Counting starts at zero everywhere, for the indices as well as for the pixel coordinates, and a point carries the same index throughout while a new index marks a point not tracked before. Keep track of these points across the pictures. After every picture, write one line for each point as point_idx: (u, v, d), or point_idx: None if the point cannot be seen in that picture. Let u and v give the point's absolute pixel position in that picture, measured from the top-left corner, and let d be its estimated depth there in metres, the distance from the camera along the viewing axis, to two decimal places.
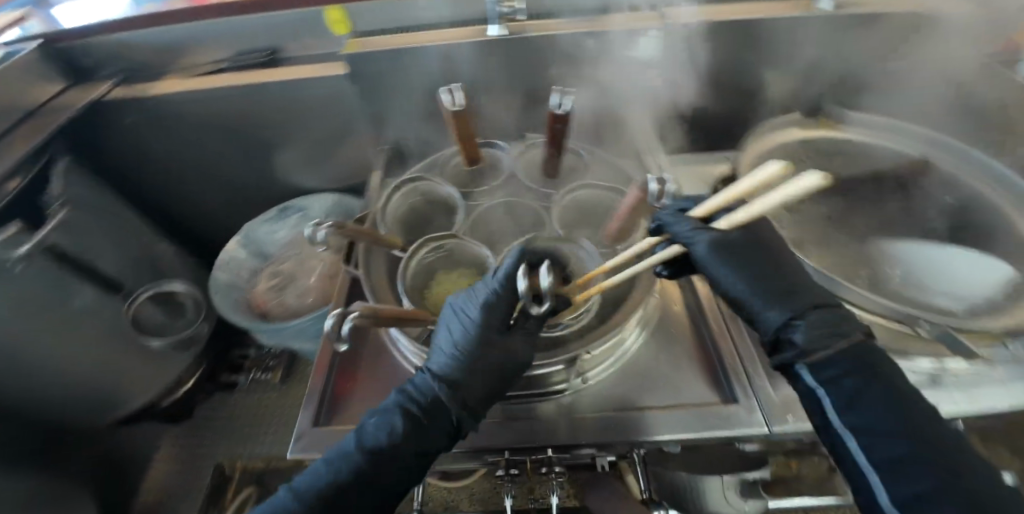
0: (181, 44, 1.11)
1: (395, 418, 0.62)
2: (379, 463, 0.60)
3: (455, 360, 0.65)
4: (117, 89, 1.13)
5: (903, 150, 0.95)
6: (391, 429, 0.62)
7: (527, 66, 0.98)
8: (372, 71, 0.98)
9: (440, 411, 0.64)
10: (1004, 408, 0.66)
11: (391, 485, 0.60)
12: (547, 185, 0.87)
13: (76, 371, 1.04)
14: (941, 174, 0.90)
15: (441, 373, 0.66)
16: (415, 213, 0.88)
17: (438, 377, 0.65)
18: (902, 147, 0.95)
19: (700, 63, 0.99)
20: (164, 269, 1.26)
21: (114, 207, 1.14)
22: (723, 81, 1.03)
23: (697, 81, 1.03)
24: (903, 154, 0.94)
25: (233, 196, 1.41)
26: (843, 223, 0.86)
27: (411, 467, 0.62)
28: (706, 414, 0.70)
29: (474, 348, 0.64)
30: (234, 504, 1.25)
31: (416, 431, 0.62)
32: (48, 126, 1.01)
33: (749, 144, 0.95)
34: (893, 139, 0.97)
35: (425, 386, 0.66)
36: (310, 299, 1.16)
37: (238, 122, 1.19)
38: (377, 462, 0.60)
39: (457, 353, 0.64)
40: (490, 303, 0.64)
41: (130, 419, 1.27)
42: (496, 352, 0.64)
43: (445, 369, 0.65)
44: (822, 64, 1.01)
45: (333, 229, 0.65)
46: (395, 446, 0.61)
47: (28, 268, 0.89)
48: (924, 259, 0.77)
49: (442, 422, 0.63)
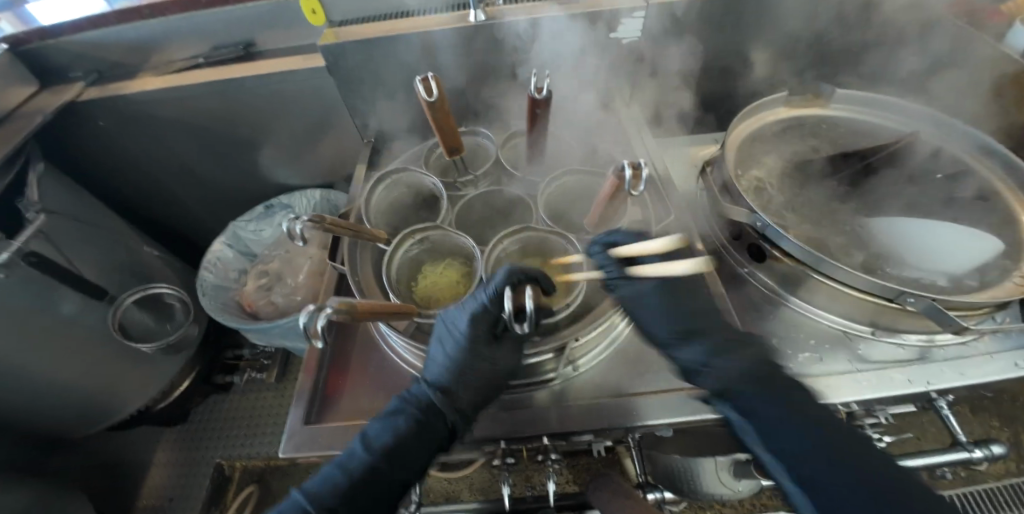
0: (153, 40, 1.08)
1: (399, 424, 0.61)
2: (386, 466, 0.59)
3: (453, 367, 0.63)
4: (90, 89, 1.09)
5: (896, 124, 0.92)
6: (395, 434, 0.61)
7: (509, 52, 0.95)
8: (349, 62, 0.95)
9: (438, 419, 0.63)
10: (989, 374, 0.69)
11: (396, 487, 0.60)
12: (532, 173, 0.85)
13: (66, 381, 1.05)
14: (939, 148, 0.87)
15: (438, 380, 0.65)
16: (399, 205, 0.85)
17: (435, 385, 0.64)
18: (893, 121, 0.92)
19: (689, 42, 0.96)
20: (152, 272, 1.24)
21: (95, 212, 1.12)
22: (713, 60, 1.00)
23: (686, 61, 0.99)
24: (899, 130, 0.91)
25: (219, 195, 1.39)
26: (839, 203, 0.84)
27: (418, 469, 0.61)
28: (699, 397, 0.69)
29: (472, 356, 0.62)
30: (236, 503, 1.29)
31: (419, 435, 0.61)
32: (20, 130, 0.98)
33: (738, 124, 0.92)
34: (880, 114, 0.93)
35: (422, 393, 0.65)
36: (299, 298, 1.14)
37: (217, 120, 1.16)
38: (382, 467, 0.59)
39: (454, 361, 0.63)
40: (479, 315, 0.61)
41: (124, 424, 1.26)
42: (488, 363, 0.63)
43: (443, 377, 0.64)
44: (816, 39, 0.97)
45: (313, 223, 0.60)
46: (400, 451, 0.60)
47: (8, 278, 0.87)
48: (914, 235, 0.76)
49: (440, 426, 0.63)
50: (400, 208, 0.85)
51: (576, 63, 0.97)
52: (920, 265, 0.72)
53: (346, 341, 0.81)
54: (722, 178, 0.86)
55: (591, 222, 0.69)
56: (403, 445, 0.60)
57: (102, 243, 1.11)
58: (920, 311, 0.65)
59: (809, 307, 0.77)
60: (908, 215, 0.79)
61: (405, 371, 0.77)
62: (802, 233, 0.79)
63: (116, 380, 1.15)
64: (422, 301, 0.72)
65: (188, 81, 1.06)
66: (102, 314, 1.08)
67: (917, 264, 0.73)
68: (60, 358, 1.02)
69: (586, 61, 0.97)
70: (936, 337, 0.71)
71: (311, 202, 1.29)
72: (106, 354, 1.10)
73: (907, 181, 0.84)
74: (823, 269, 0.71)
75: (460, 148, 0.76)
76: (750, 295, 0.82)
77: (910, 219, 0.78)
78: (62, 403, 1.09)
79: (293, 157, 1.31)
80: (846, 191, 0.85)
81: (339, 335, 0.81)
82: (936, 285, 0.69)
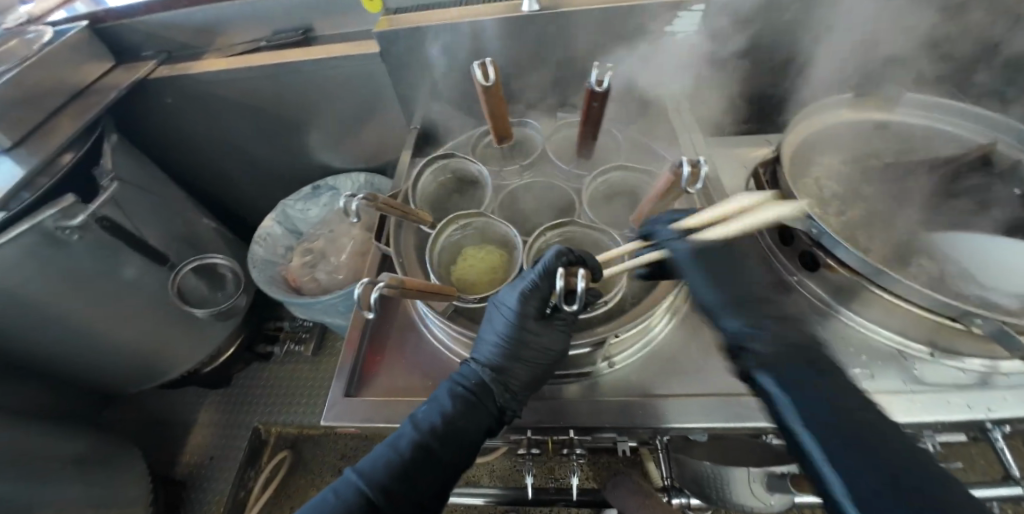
0: (218, 23, 1.14)
1: (448, 400, 0.62)
2: (438, 442, 0.59)
3: (501, 348, 0.64)
4: (159, 68, 1.17)
5: (971, 135, 0.85)
6: (445, 411, 0.61)
7: (560, 44, 0.94)
8: (402, 50, 0.97)
9: (487, 396, 0.64)
10: None
11: (450, 465, 0.59)
12: (578, 166, 0.85)
13: (126, 337, 1.15)
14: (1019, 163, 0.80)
15: (486, 361, 0.65)
16: (444, 191, 0.87)
17: (484, 364, 0.65)
18: (969, 131, 0.86)
19: (749, 37, 0.92)
20: (205, 244, 1.32)
21: (158, 183, 1.20)
22: (772, 58, 0.96)
23: (745, 57, 0.96)
24: (973, 141, 0.85)
25: (270, 173, 1.46)
26: (902, 214, 0.79)
27: (469, 449, 0.61)
28: (734, 404, 0.68)
29: (520, 338, 0.63)
30: (270, 466, 1.36)
31: (469, 412, 0.62)
32: (97, 104, 1.06)
33: (795, 126, 0.88)
34: (954, 123, 0.87)
35: (470, 373, 0.66)
36: (340, 276, 1.18)
37: (272, 101, 1.21)
38: (437, 442, 0.59)
39: (503, 340, 0.64)
40: (527, 294, 0.63)
41: (174, 383, 1.36)
42: (536, 341, 0.64)
43: (491, 357, 0.65)
44: (891, 39, 0.91)
45: (366, 201, 0.62)
46: (452, 427, 0.60)
47: (83, 239, 0.95)
48: (982, 254, 0.71)
49: (489, 406, 0.63)
50: (445, 194, 0.87)
51: (628, 56, 0.95)
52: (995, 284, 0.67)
53: (388, 319, 0.84)
54: (775, 181, 0.83)
55: (637, 217, 0.69)
56: (456, 423, 0.60)
57: (164, 212, 1.19)
58: (986, 333, 0.61)
59: (865, 323, 0.74)
60: (982, 233, 0.74)
61: (441, 353, 0.79)
62: (854, 243, 0.75)
63: (171, 340, 1.24)
64: (461, 285, 0.73)
65: (249, 63, 1.11)
66: (161, 279, 1.16)
67: (982, 285, 0.68)
68: (123, 316, 1.11)
69: (639, 55, 0.95)
70: (1000, 364, 0.67)
71: (354, 184, 1.33)
72: (163, 316, 1.19)
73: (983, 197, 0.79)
74: (886, 284, 0.66)
75: (508, 135, 0.76)
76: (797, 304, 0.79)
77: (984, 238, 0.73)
78: (123, 357, 1.18)
79: (340, 140, 1.35)
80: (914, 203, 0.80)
81: (380, 313, 0.84)
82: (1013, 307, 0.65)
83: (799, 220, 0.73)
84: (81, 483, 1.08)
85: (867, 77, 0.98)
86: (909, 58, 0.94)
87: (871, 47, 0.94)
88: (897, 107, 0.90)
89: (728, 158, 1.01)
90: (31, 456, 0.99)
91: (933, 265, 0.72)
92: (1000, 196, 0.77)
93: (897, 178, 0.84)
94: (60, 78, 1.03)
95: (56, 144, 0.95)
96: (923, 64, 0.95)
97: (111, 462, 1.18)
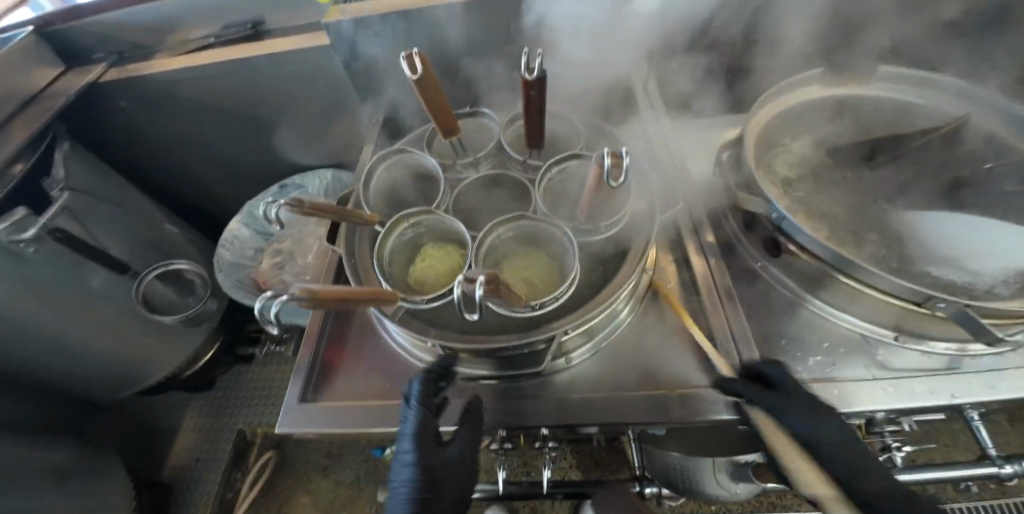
0: (169, 20, 1.10)
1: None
2: None
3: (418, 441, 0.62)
4: (110, 70, 1.13)
5: (943, 108, 0.82)
6: None
7: (516, 26, 0.90)
8: (354, 41, 0.93)
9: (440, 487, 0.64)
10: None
11: None
12: (534, 155, 0.81)
13: (97, 347, 1.13)
14: (990, 134, 0.77)
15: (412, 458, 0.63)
16: (399, 188, 0.84)
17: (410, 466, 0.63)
18: (941, 104, 0.83)
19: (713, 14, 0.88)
20: (173, 249, 1.30)
21: (118, 189, 1.17)
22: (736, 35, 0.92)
23: (710, 34, 0.92)
24: (943, 114, 0.82)
25: (238, 172, 1.43)
26: (869, 192, 0.76)
27: None
28: (694, 398, 0.67)
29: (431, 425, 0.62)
30: (256, 467, 1.37)
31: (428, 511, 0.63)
32: (46, 110, 1.03)
33: (760, 106, 0.85)
34: (925, 96, 0.84)
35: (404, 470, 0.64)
36: (309, 276, 1.16)
37: (231, 100, 1.17)
38: None
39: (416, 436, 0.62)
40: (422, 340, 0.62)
41: (153, 390, 1.36)
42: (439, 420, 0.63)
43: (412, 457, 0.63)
44: (860, 8, 0.87)
45: (293, 205, 0.55)
46: None
47: (39, 251, 0.93)
48: (948, 233, 0.69)
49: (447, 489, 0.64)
50: (400, 190, 0.84)
51: (586, 39, 0.91)
52: (965, 263, 0.65)
53: (347, 320, 0.83)
54: (740, 165, 0.80)
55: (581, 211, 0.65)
56: None
57: (126, 219, 1.17)
58: (950, 317, 0.59)
59: (832, 309, 0.72)
60: (955, 209, 0.71)
61: (400, 354, 0.78)
62: (819, 225, 0.73)
63: (146, 348, 1.23)
64: (417, 285, 0.71)
65: (202, 61, 1.08)
66: (127, 288, 1.14)
67: (946, 264, 0.66)
68: (92, 328, 1.10)
69: (599, 36, 0.91)
70: (969, 346, 0.65)
71: (323, 181, 1.31)
72: (133, 325, 1.17)
73: (959, 172, 0.75)
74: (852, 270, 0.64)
75: (454, 128, 0.73)
76: (762, 291, 0.77)
77: (956, 215, 0.71)
78: (98, 366, 1.18)
79: (306, 137, 1.32)
80: (886, 180, 0.77)
81: (340, 314, 0.83)
82: (983, 286, 0.62)
83: (760, 206, 0.71)
84: (62, 495, 1.08)
85: (840, 49, 0.94)
86: (881, 27, 0.90)
87: (843, 17, 0.90)
88: (869, 81, 0.86)
89: (698, 140, 0.98)
90: (9, 471, 0.99)
91: (900, 246, 0.69)
92: (974, 169, 0.74)
93: (867, 155, 0.81)
94: (5, 85, 0.99)
95: (2, 155, 0.92)
96: (898, 32, 0.91)
97: (93, 472, 1.18)
